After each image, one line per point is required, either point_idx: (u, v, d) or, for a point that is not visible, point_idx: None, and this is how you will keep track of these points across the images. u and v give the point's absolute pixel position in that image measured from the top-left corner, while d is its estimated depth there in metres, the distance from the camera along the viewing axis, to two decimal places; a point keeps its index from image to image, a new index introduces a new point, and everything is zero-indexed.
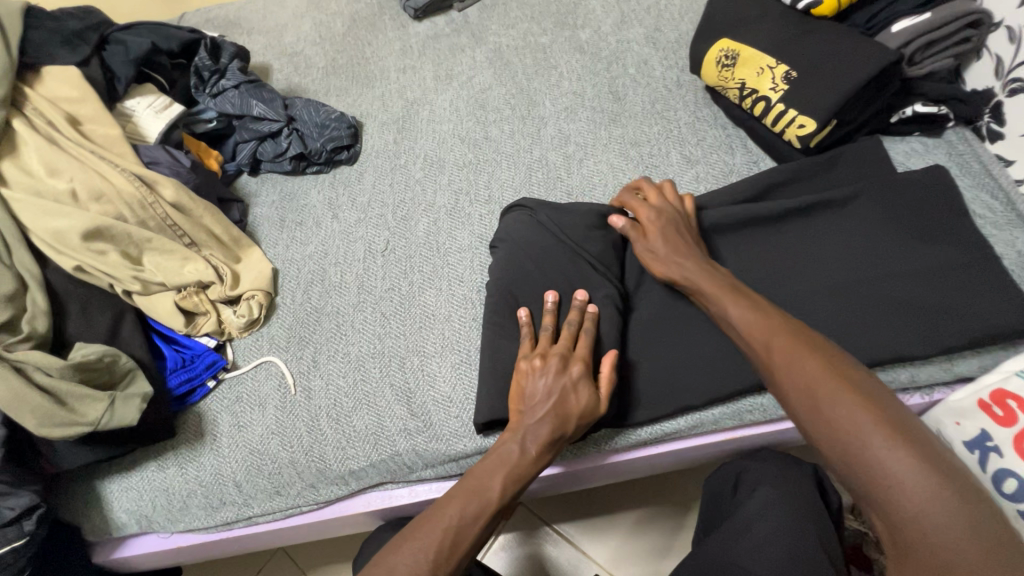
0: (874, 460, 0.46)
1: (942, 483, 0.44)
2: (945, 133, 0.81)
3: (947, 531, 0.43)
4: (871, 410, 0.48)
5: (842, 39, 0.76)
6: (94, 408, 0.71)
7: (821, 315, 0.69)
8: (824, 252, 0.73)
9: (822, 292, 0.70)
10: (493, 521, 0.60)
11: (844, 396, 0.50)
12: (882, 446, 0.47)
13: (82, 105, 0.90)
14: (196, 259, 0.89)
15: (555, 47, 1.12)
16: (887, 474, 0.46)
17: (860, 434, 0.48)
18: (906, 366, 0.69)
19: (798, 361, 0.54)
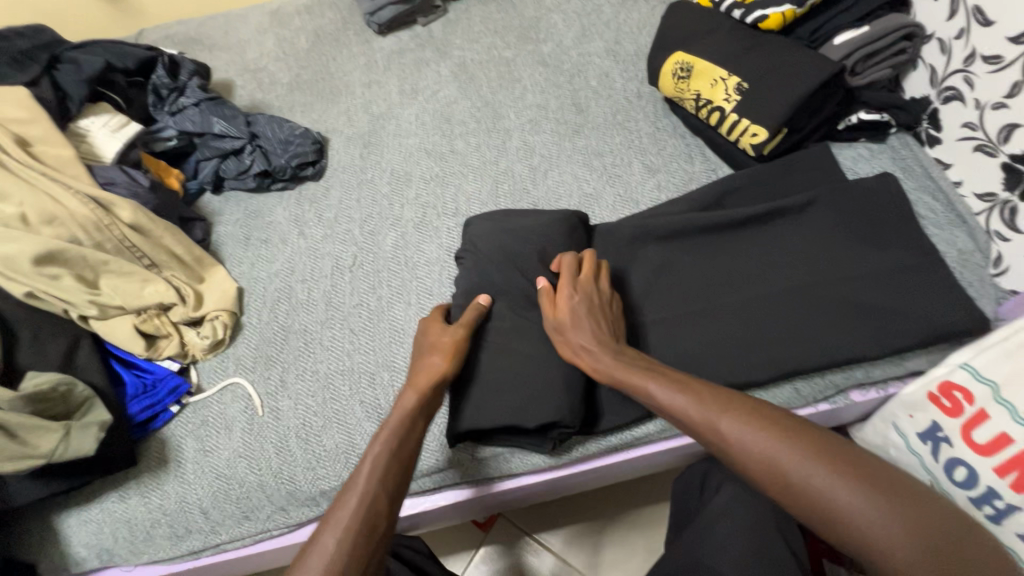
0: (815, 483, 0.52)
1: (877, 497, 0.51)
2: (888, 139, 0.85)
3: (874, 522, 0.50)
4: (824, 460, 0.53)
5: (789, 52, 0.79)
6: (47, 439, 0.68)
7: (781, 319, 0.71)
8: (783, 259, 0.76)
9: (780, 298, 0.73)
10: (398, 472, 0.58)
11: (797, 452, 0.53)
12: (834, 488, 0.51)
13: (32, 127, 0.87)
14: (156, 281, 0.86)
15: (518, 61, 1.13)
16: (842, 511, 0.51)
17: (794, 464, 0.53)
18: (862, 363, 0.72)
19: (736, 427, 0.56)
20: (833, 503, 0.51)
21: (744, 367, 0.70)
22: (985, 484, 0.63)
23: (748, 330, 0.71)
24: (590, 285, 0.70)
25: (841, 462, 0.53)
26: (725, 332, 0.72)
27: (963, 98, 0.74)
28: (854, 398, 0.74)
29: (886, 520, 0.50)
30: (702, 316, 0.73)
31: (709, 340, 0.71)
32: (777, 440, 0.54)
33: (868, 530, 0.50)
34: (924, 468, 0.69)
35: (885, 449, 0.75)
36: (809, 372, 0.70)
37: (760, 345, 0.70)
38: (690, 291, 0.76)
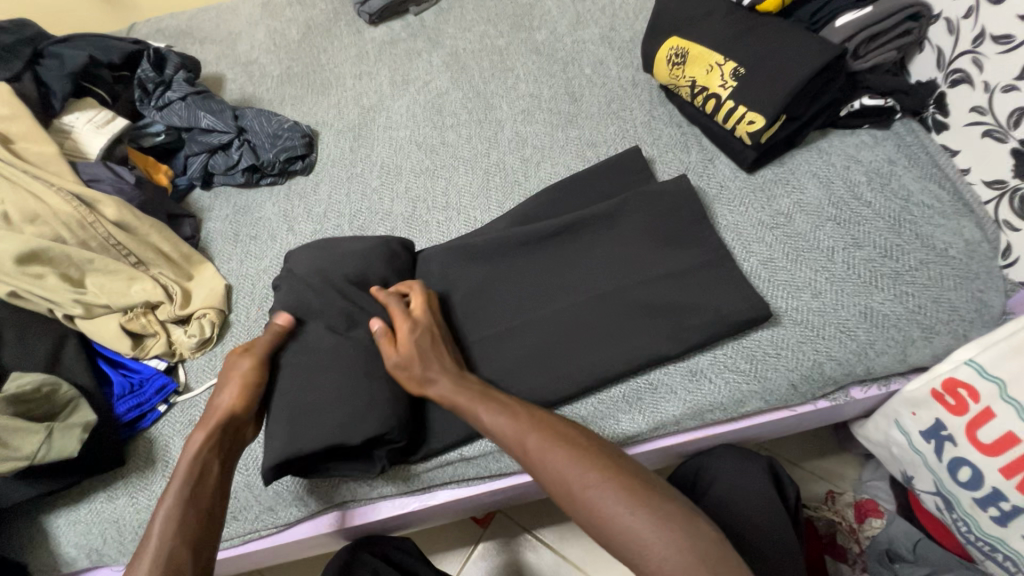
0: (596, 502, 0.51)
1: (653, 518, 0.49)
2: (893, 125, 0.81)
3: (661, 547, 0.48)
4: (618, 486, 0.51)
5: (787, 35, 0.76)
6: (29, 441, 0.67)
7: (729, 302, 0.69)
8: (682, 236, 0.74)
9: (683, 272, 0.72)
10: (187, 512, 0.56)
11: (583, 473, 0.52)
12: (615, 511, 0.50)
13: (14, 123, 0.86)
14: (143, 279, 0.86)
15: (512, 50, 1.10)
16: (622, 534, 0.49)
17: (579, 484, 0.52)
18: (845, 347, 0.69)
19: (546, 451, 0.55)
20: (615, 525, 0.50)
21: (671, 342, 0.68)
22: (990, 484, 0.60)
23: (741, 322, 0.68)
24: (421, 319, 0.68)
25: (634, 489, 0.51)
26: (605, 319, 0.71)
27: (971, 81, 0.71)
28: (855, 395, 0.71)
29: (652, 540, 0.48)
30: (666, 306, 0.70)
31: (694, 332, 0.68)
32: (574, 463, 0.53)
33: (644, 552, 0.48)
34: (928, 466, 0.68)
35: (888, 446, 0.74)
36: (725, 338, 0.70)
37: (660, 320, 0.69)
38: (550, 286, 0.74)
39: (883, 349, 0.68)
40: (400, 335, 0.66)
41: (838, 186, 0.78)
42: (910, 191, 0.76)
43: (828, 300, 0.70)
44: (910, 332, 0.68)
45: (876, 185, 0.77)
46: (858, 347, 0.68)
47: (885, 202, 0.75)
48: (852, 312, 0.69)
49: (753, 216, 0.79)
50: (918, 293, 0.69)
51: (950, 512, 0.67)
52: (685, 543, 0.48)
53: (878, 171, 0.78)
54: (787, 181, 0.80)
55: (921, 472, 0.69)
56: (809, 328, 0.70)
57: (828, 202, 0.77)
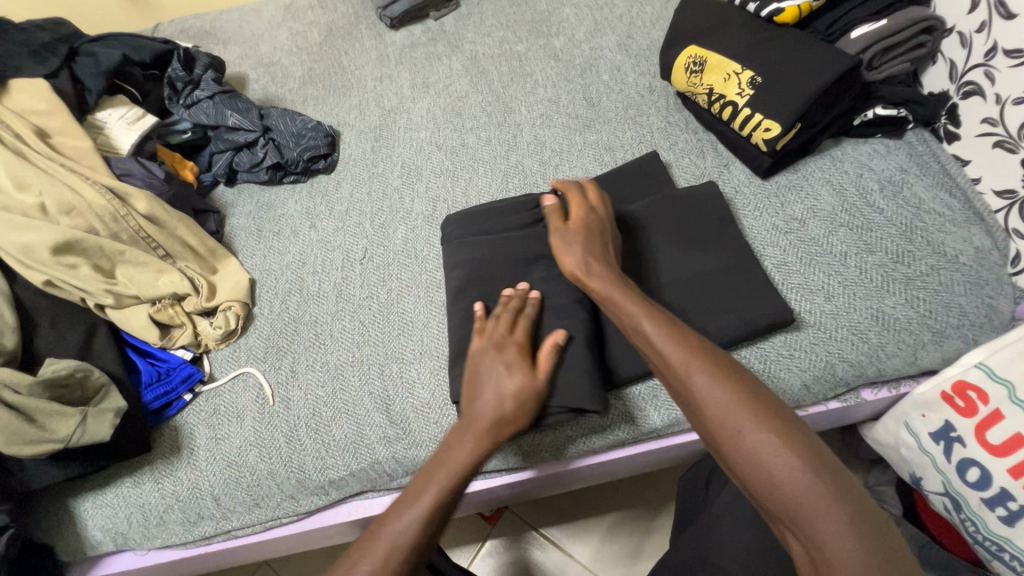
0: (771, 463, 0.49)
1: (839, 501, 0.47)
2: (905, 135, 0.83)
3: (831, 532, 0.46)
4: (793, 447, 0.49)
5: (804, 45, 0.78)
6: (64, 424, 0.70)
7: (745, 305, 0.71)
8: (703, 240, 0.77)
9: (705, 275, 0.74)
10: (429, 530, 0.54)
11: (760, 423, 0.51)
12: (792, 476, 0.48)
13: (51, 118, 0.89)
14: (171, 271, 0.88)
15: (530, 55, 1.13)
16: (794, 501, 0.48)
17: (757, 438, 0.50)
18: (855, 348, 0.70)
19: (715, 385, 0.54)
20: (782, 480, 0.48)
21: None
22: (998, 484, 0.62)
23: (755, 325, 0.70)
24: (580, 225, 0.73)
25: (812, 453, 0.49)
26: None
27: (983, 93, 0.73)
28: (866, 397, 0.73)
29: (821, 504, 0.47)
30: (684, 307, 0.72)
31: (710, 332, 0.70)
32: (748, 410, 0.51)
33: (817, 523, 0.47)
34: (937, 467, 0.69)
35: (897, 448, 0.75)
36: (750, 339, 0.71)
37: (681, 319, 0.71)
38: None
39: (894, 352, 0.70)
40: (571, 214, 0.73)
41: (851, 193, 0.80)
42: (921, 199, 0.77)
43: (841, 303, 0.72)
44: (920, 336, 0.69)
45: (888, 193, 0.79)
46: (869, 350, 0.70)
47: (897, 209, 0.77)
48: (865, 315, 0.71)
49: (767, 220, 0.81)
50: (929, 298, 0.71)
51: (959, 513, 0.69)
52: (856, 521, 0.46)
53: (890, 180, 0.80)
54: (801, 188, 0.82)
55: (931, 473, 0.70)
56: (822, 330, 0.71)
57: (841, 209, 0.79)
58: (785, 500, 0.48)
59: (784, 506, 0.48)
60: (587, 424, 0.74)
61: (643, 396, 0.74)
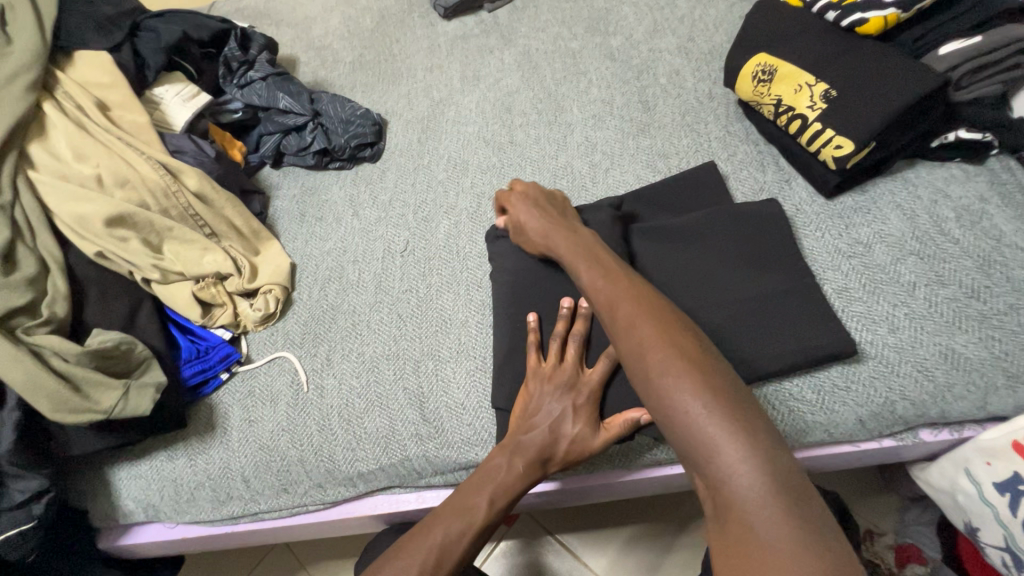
0: (620, 310, 0.59)
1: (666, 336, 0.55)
2: (987, 161, 0.78)
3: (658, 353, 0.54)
4: (703, 385, 0.50)
5: (888, 59, 0.73)
6: (108, 396, 0.71)
7: (804, 333, 0.68)
8: (762, 259, 0.73)
9: (764, 298, 0.70)
10: (473, 540, 0.60)
11: (672, 363, 0.52)
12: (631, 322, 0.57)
13: (112, 91, 0.90)
14: (215, 250, 0.88)
15: (585, 53, 1.10)
16: (625, 330, 0.57)
17: (613, 292, 0.61)
18: (920, 388, 0.66)
19: (639, 326, 0.57)
20: (685, 419, 0.49)
21: (746, 367, 0.67)
22: None
23: (814, 356, 0.66)
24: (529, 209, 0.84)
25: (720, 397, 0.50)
26: None
27: None
28: (924, 437, 0.69)
29: (718, 435, 0.47)
30: (737, 329, 0.68)
31: (763, 358, 0.67)
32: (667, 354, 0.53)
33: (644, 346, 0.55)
34: (998, 520, 0.64)
35: (952, 495, 0.71)
36: (803, 368, 0.68)
37: (737, 340, 0.68)
38: None
39: (962, 394, 0.65)
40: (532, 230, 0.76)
41: (923, 220, 0.75)
42: (1001, 232, 0.72)
43: (906, 337, 0.68)
44: (992, 380, 0.65)
45: (965, 223, 0.74)
46: (935, 389, 0.66)
47: (974, 241, 0.72)
48: (932, 352, 0.67)
49: (829, 243, 0.77)
50: (1004, 339, 0.66)
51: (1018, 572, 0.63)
52: (757, 454, 0.46)
53: (967, 209, 0.75)
54: (869, 211, 0.78)
55: (990, 526, 0.66)
56: (883, 364, 0.68)
57: (911, 236, 0.75)
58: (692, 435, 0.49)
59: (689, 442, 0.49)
60: (630, 441, 0.72)
61: None
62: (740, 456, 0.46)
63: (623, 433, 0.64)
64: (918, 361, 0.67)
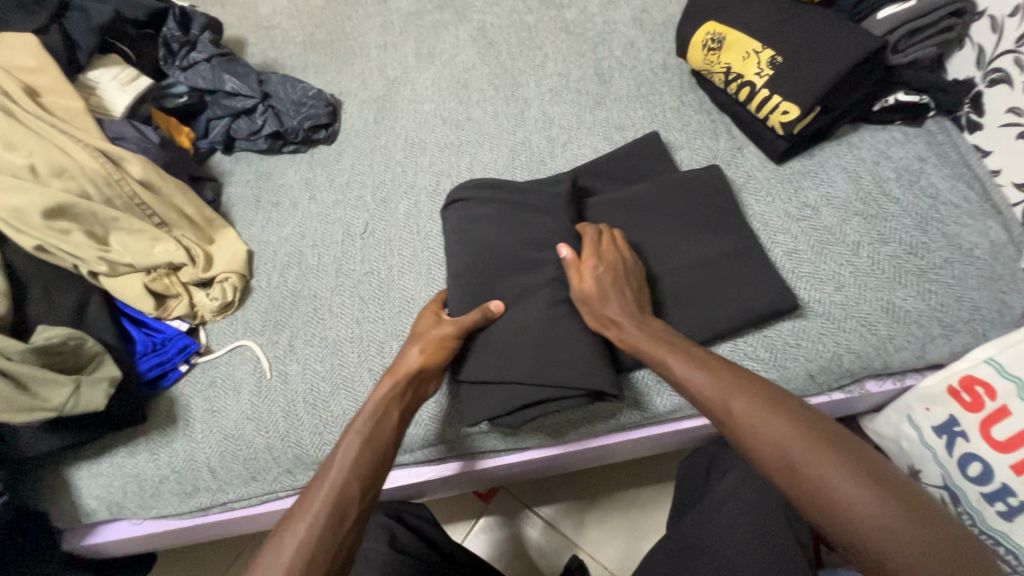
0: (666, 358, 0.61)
1: (723, 377, 0.57)
2: (925, 123, 0.81)
3: (717, 392, 0.56)
4: (776, 416, 0.53)
5: (829, 26, 0.75)
6: (57, 393, 0.68)
7: (750, 293, 0.70)
8: (701, 226, 0.75)
9: (705, 262, 0.72)
10: (370, 461, 0.58)
11: (739, 400, 0.55)
12: (687, 372, 0.59)
13: (41, 76, 0.85)
14: (166, 240, 0.85)
15: (540, 27, 1.09)
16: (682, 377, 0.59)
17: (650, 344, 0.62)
18: (865, 340, 0.69)
19: (687, 371, 0.59)
20: (765, 441, 0.53)
21: (701, 330, 0.69)
22: (999, 480, 0.62)
23: (759, 314, 0.69)
24: (612, 256, 0.69)
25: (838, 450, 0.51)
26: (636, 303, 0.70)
27: (1011, 81, 0.71)
28: (871, 388, 0.72)
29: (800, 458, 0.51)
30: (685, 293, 0.71)
31: (711, 320, 0.69)
32: (733, 390, 0.56)
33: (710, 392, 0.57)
34: (937, 460, 0.69)
35: (896, 442, 0.74)
36: (748, 327, 0.70)
37: (690, 306, 0.70)
38: None
39: (902, 345, 0.69)
40: (586, 269, 0.67)
41: (866, 181, 0.78)
42: (938, 189, 0.76)
43: (851, 294, 0.71)
44: (930, 330, 0.69)
45: (905, 182, 0.77)
46: (877, 342, 0.69)
47: (913, 199, 0.76)
48: (875, 307, 0.70)
49: (780, 207, 0.79)
50: (940, 291, 0.70)
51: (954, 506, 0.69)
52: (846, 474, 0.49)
53: (907, 169, 0.78)
54: (816, 174, 0.80)
55: (929, 467, 0.70)
56: (831, 320, 0.70)
57: (856, 197, 0.77)
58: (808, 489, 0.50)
59: (796, 489, 0.51)
60: (593, 408, 0.73)
61: (649, 384, 0.73)
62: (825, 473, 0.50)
63: (542, 395, 0.66)
64: (864, 316, 0.70)
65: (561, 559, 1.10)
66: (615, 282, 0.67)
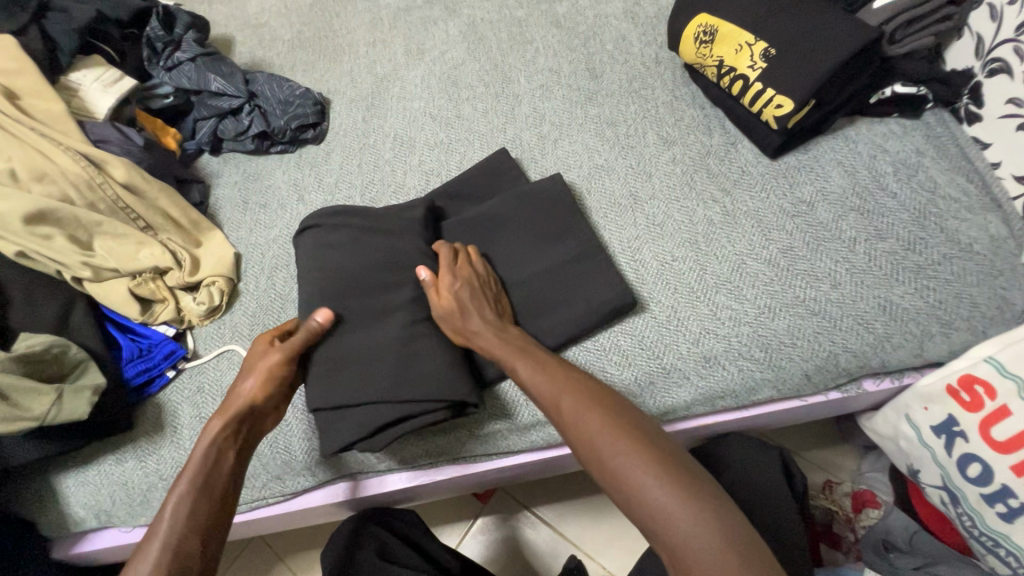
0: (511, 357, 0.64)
1: (561, 378, 0.61)
2: (923, 115, 0.79)
3: (553, 392, 0.60)
4: (596, 411, 0.57)
5: (823, 16, 0.73)
6: (39, 402, 0.67)
7: (599, 290, 0.72)
8: (558, 232, 0.76)
9: (564, 264, 0.74)
10: (205, 511, 0.59)
11: (570, 398, 0.59)
12: (529, 372, 0.62)
13: (20, 78, 0.84)
14: (151, 243, 0.84)
15: (531, 21, 1.07)
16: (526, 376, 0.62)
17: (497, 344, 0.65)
18: (862, 339, 0.68)
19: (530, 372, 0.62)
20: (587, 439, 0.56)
21: None
22: (999, 481, 0.61)
23: (603, 311, 0.71)
24: (466, 270, 0.70)
25: (667, 464, 0.53)
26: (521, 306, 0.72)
27: (1010, 71, 0.69)
28: (868, 387, 0.71)
29: (612, 451, 0.55)
30: (538, 304, 0.72)
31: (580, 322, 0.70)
32: (567, 388, 0.59)
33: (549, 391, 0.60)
34: (936, 461, 0.68)
35: (895, 441, 0.73)
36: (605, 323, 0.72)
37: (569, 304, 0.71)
38: None
39: (900, 343, 0.67)
40: (442, 289, 0.68)
41: (863, 175, 0.76)
42: (936, 183, 0.74)
43: (847, 292, 0.70)
44: (928, 327, 0.67)
45: (902, 176, 0.75)
46: (874, 341, 0.68)
47: (911, 193, 0.74)
48: (872, 305, 0.69)
49: (774, 203, 0.77)
50: (939, 288, 0.68)
51: (954, 507, 0.68)
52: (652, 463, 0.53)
53: (905, 162, 0.76)
54: (811, 168, 0.79)
55: (929, 467, 0.69)
56: (827, 319, 0.69)
57: (852, 192, 0.76)
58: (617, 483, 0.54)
59: (608, 478, 0.55)
60: None
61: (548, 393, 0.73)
62: (634, 465, 0.53)
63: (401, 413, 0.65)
64: (862, 315, 0.68)
65: (559, 560, 1.09)
66: (468, 294, 0.67)
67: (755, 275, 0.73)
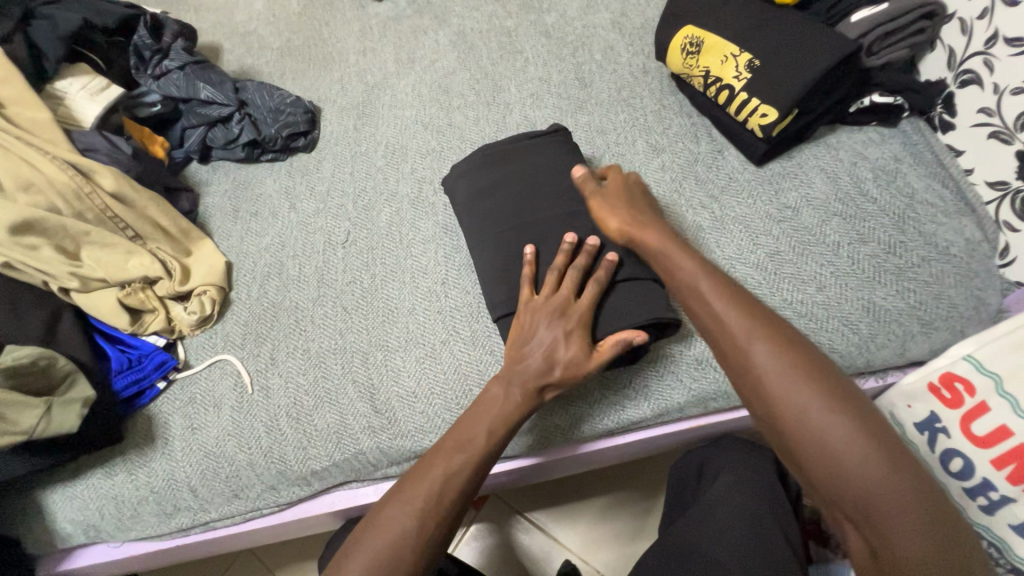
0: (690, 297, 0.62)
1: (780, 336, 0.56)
2: (900, 123, 0.83)
3: (765, 354, 0.55)
4: (816, 385, 0.52)
5: (804, 29, 0.76)
6: (27, 415, 0.66)
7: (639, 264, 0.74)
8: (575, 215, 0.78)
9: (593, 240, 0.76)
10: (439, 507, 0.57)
11: (762, 352, 0.56)
12: (721, 318, 0.59)
13: (5, 86, 0.83)
14: (141, 253, 0.83)
15: (520, 31, 1.09)
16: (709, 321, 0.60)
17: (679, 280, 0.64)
18: (848, 341, 0.70)
19: (726, 321, 0.59)
20: (806, 412, 0.52)
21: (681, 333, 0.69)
22: (980, 474, 0.62)
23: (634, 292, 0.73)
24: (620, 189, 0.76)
25: (879, 442, 0.49)
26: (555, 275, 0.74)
27: (981, 82, 0.72)
28: None
29: (813, 420, 0.51)
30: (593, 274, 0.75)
31: (627, 314, 0.68)
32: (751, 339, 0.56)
33: (742, 343, 0.57)
34: (920, 458, 0.69)
35: None
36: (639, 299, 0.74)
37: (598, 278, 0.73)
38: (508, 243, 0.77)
39: (884, 343, 0.70)
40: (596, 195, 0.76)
41: (845, 181, 0.79)
42: (914, 189, 0.77)
43: (832, 294, 0.72)
44: (909, 328, 0.70)
45: (882, 182, 0.78)
46: (859, 341, 0.70)
47: (890, 199, 0.77)
48: (856, 306, 0.71)
49: (761, 208, 0.80)
50: (918, 289, 0.71)
51: None
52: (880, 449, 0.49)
53: (884, 169, 0.79)
54: (795, 175, 0.81)
55: None
56: (813, 321, 0.71)
57: (834, 198, 0.78)
58: (811, 450, 0.51)
59: (792, 446, 0.52)
60: (577, 412, 0.73)
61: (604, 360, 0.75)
62: (840, 439, 0.50)
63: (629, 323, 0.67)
64: (848, 318, 0.71)
65: (554, 565, 1.10)
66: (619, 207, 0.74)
67: (742, 279, 0.75)
